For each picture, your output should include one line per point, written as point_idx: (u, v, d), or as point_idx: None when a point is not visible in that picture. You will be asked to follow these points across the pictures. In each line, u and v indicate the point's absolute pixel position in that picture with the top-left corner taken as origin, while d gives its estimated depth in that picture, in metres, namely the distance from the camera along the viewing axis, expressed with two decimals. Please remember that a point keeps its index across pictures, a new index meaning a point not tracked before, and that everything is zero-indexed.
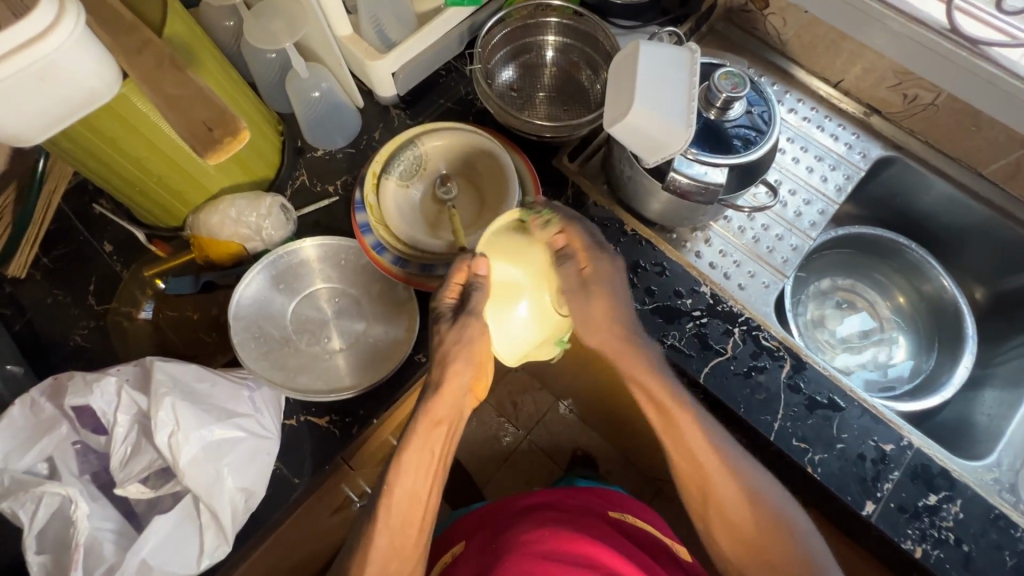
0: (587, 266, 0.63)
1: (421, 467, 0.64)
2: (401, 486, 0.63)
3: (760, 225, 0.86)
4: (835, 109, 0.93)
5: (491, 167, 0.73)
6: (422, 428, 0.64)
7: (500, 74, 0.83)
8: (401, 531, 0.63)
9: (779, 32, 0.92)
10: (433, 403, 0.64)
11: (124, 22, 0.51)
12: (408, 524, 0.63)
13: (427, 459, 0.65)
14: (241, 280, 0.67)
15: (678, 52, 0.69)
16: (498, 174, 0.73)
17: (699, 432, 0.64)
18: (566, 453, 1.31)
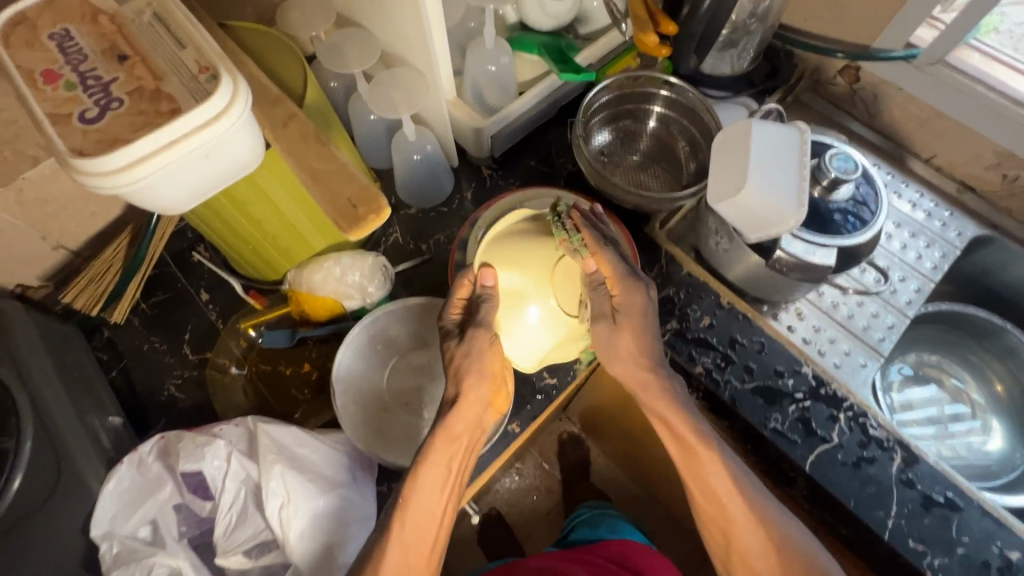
0: (618, 295, 0.61)
1: (439, 488, 0.58)
2: (422, 502, 0.57)
3: (854, 301, 0.83)
4: (926, 183, 0.92)
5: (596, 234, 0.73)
6: (439, 450, 0.58)
7: (594, 139, 0.83)
8: (415, 562, 0.57)
9: (869, 105, 0.92)
10: (453, 419, 0.59)
11: (273, 95, 0.54)
12: (421, 542, 0.57)
13: (449, 476, 0.59)
14: (343, 340, 0.66)
15: (788, 132, 0.69)
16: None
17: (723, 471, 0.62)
18: None
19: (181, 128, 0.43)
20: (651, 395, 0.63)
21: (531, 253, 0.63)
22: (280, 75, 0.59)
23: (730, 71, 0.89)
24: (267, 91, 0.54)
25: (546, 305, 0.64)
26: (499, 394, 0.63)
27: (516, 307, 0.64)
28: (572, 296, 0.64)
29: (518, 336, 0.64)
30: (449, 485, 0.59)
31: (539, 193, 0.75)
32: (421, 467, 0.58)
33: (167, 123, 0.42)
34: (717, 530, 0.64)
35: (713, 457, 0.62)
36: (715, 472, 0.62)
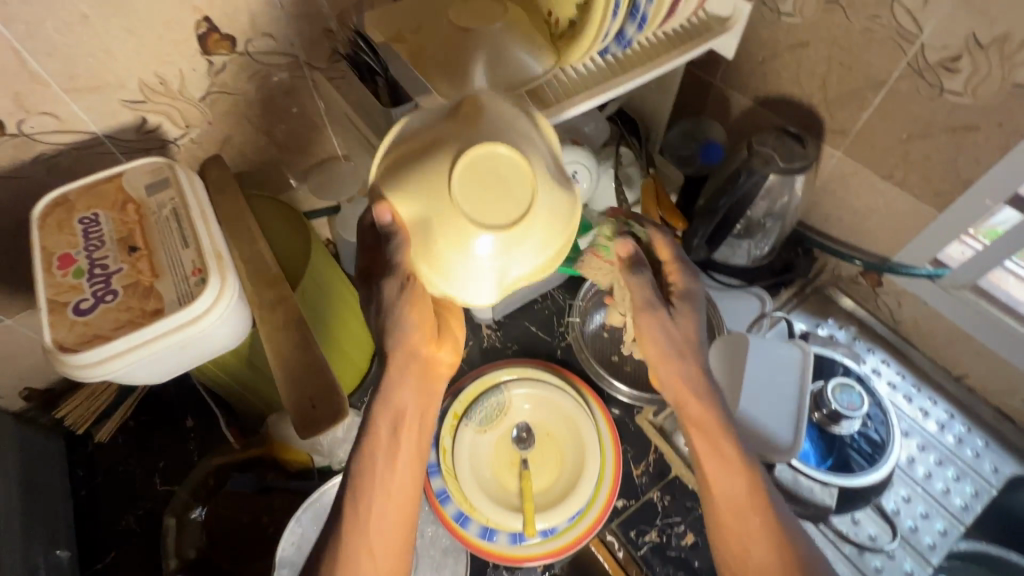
0: (677, 283, 0.60)
1: (409, 465, 0.56)
2: (396, 478, 0.55)
3: (866, 533, 0.74)
4: (957, 402, 0.84)
5: (576, 434, 0.72)
6: (386, 420, 0.56)
7: (591, 318, 0.84)
8: (393, 519, 0.54)
9: (893, 310, 0.88)
10: (398, 394, 0.56)
11: (270, 277, 0.57)
12: (402, 523, 0.54)
13: (408, 454, 0.57)
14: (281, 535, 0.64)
15: (790, 353, 0.68)
16: (580, 448, 0.71)
17: (727, 440, 0.57)
18: None
19: (159, 329, 0.45)
20: (676, 370, 0.58)
21: (432, 175, 0.44)
22: (286, 254, 0.65)
23: (745, 261, 0.88)
24: (265, 272, 0.58)
25: (460, 228, 0.43)
26: (438, 370, 0.60)
27: (433, 250, 0.46)
28: (484, 201, 0.43)
29: (454, 255, 0.45)
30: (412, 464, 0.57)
31: (521, 374, 0.76)
32: (373, 439, 0.55)
33: (143, 325, 0.45)
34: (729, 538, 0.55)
35: (711, 404, 0.58)
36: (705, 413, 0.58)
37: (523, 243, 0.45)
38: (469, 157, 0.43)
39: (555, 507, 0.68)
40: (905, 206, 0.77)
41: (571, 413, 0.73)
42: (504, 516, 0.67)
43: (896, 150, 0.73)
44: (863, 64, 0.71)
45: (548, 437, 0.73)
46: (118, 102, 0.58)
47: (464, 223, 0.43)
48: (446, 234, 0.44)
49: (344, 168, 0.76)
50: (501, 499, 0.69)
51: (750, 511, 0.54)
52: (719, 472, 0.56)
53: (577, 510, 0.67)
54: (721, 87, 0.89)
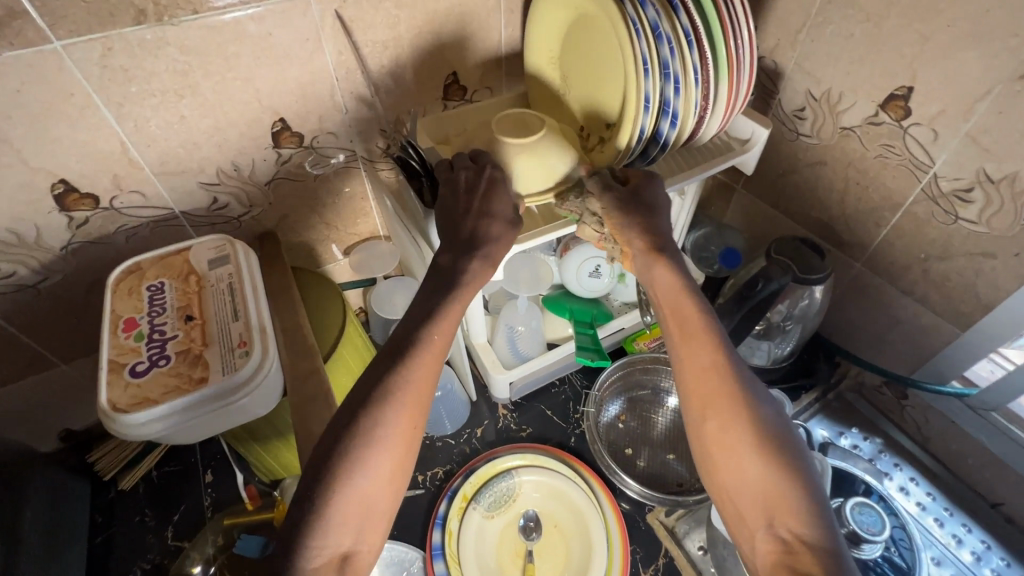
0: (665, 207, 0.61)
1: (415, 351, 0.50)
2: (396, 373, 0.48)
3: None
4: (995, 533, 0.79)
5: (583, 531, 0.71)
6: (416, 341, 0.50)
7: (608, 407, 0.84)
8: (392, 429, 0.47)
9: (920, 425, 0.86)
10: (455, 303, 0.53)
11: (304, 349, 0.62)
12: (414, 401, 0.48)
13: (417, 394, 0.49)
14: None
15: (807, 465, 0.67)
16: (586, 545, 0.70)
17: (717, 377, 0.52)
18: None
19: (202, 395, 0.49)
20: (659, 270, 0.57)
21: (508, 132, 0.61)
22: (320, 323, 0.69)
23: (763, 362, 0.89)
24: (301, 345, 0.62)
25: (554, 142, 0.62)
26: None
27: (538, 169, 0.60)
28: (530, 122, 0.63)
29: (543, 157, 0.61)
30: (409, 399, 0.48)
31: (536, 460, 0.76)
32: (394, 353, 0.49)
33: (188, 391, 0.49)
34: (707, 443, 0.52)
35: (708, 340, 0.54)
36: (696, 347, 0.54)
37: (546, 157, 0.60)
38: (517, 118, 0.63)
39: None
40: (926, 320, 0.77)
41: (581, 507, 0.73)
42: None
43: (915, 267, 0.75)
44: (879, 186, 0.75)
45: (555, 527, 0.72)
46: (196, 184, 0.66)
47: (530, 147, 0.60)
48: (526, 147, 0.60)
49: (384, 246, 0.82)
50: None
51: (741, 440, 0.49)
52: (701, 387, 0.52)
53: None
54: (743, 192, 0.94)
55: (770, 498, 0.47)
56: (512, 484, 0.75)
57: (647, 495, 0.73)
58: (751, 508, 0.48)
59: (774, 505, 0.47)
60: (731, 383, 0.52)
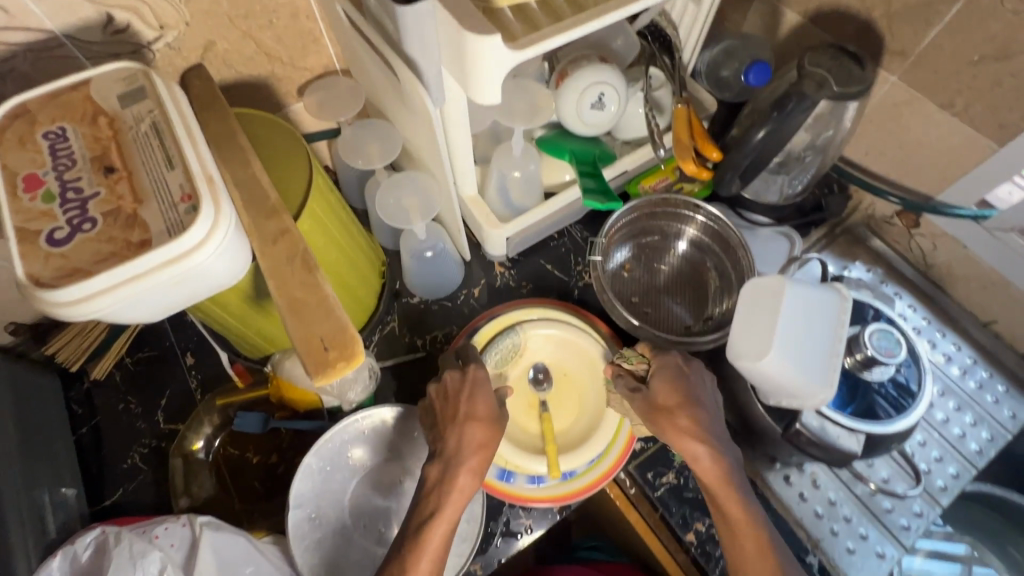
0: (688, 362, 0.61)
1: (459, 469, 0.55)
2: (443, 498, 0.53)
3: (880, 475, 0.74)
4: (981, 349, 0.82)
5: (594, 376, 0.70)
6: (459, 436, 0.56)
7: (614, 254, 0.78)
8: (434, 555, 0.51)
9: (926, 254, 0.84)
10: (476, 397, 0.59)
11: (268, 207, 0.51)
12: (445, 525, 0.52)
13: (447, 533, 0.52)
14: (299, 468, 0.61)
15: (825, 295, 0.63)
16: (599, 389, 0.69)
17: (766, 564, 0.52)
18: None
19: (149, 263, 0.40)
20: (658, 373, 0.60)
21: None
22: (281, 174, 0.57)
23: (776, 199, 0.82)
24: (264, 202, 0.52)
25: None
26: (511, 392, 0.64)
27: None
28: None
29: None
30: (441, 545, 0.51)
31: (543, 315, 0.72)
32: (414, 540, 0.51)
33: (129, 258, 0.39)
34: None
35: (760, 547, 0.53)
36: (746, 518, 0.53)
37: None
38: None
39: (579, 446, 0.66)
40: (958, 138, 0.71)
41: (587, 353, 0.71)
42: (529, 456, 0.65)
43: (962, 74, 0.66)
44: None
45: (565, 376, 0.71)
46: None
47: None
48: None
49: (343, 82, 0.67)
50: (523, 441, 0.67)
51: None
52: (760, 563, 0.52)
53: (597, 452, 0.66)
54: None
55: None
56: (517, 340, 0.72)
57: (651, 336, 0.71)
58: None
59: None
60: (769, 545, 0.53)
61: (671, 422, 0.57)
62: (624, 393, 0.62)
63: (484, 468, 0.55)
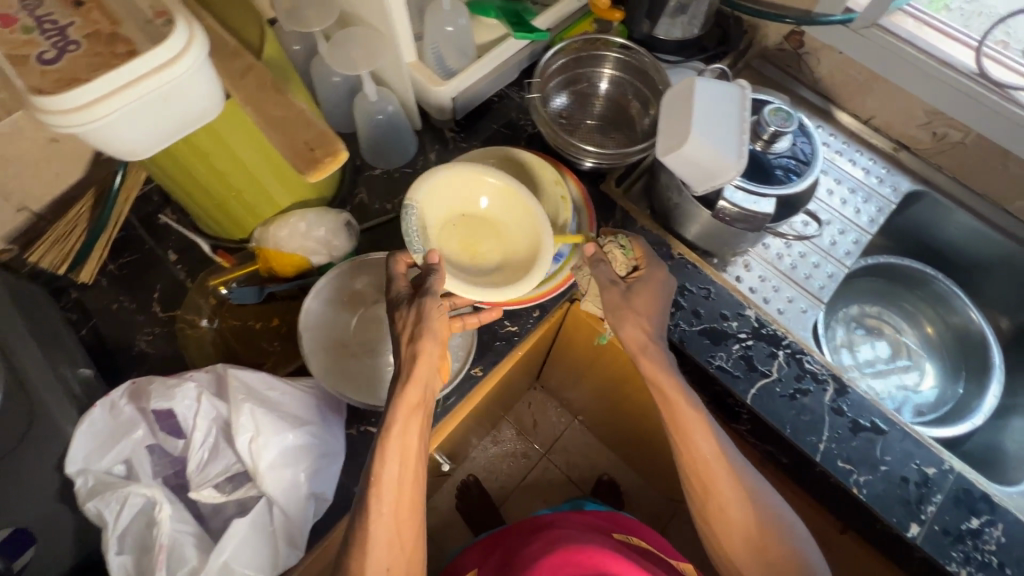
0: (640, 258, 0.72)
1: (398, 458, 0.60)
2: (383, 486, 0.60)
3: (797, 253, 0.89)
4: (865, 143, 0.98)
5: (514, 202, 0.70)
6: (399, 444, 0.60)
7: (552, 101, 0.86)
8: (387, 533, 0.59)
9: (813, 69, 0.97)
10: (408, 387, 0.61)
11: (231, 48, 0.56)
12: (401, 504, 0.60)
13: (404, 526, 0.60)
14: (309, 293, 0.70)
15: (730, 89, 0.73)
16: (523, 209, 0.70)
17: (713, 442, 0.65)
18: (594, 477, 1.61)
19: (141, 69, 0.45)
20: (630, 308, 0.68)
21: None
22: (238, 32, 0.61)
23: (681, 36, 0.92)
24: (224, 44, 0.56)
25: None
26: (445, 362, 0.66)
27: None
28: None
29: None
30: (400, 533, 0.60)
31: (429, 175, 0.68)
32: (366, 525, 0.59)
33: (122, 65, 0.44)
34: (711, 508, 0.65)
35: (695, 420, 0.65)
36: (693, 415, 0.66)
37: None
38: None
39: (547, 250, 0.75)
40: None
41: (499, 186, 0.70)
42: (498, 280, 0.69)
43: None
44: None
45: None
46: None
47: None
48: None
49: None
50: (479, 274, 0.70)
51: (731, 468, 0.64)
52: (701, 439, 0.65)
53: (563, 252, 0.76)
54: None
55: (708, 446, 0.65)
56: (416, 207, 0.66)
57: (595, 160, 0.81)
58: (710, 454, 0.64)
59: (712, 446, 0.65)
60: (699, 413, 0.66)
61: (632, 319, 0.68)
62: (602, 281, 0.70)
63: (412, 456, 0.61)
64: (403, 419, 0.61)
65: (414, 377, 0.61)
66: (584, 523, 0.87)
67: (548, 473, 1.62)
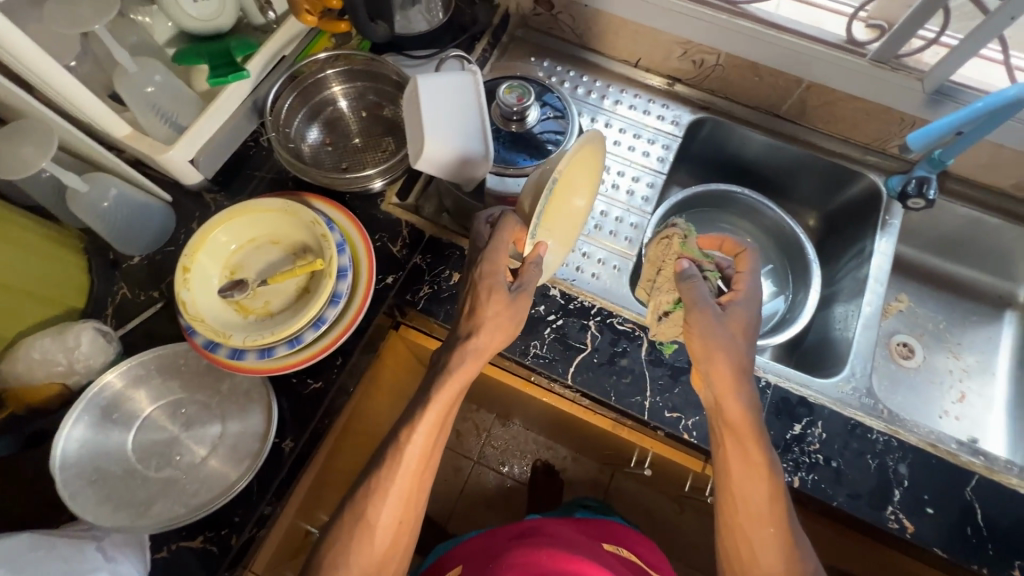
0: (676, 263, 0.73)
1: (427, 437, 0.62)
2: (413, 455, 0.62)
3: (599, 212, 0.90)
4: (643, 85, 0.99)
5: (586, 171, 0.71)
6: (431, 430, 0.62)
7: (305, 137, 0.81)
8: (390, 516, 0.61)
9: (572, 27, 0.96)
10: (451, 379, 0.62)
11: None
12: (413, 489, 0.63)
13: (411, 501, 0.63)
14: (59, 430, 0.62)
15: (461, 77, 0.70)
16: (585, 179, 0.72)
17: (752, 433, 0.62)
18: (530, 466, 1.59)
19: None
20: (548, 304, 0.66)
21: None
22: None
23: (427, 27, 0.88)
24: None
25: None
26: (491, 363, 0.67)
27: None
28: None
29: None
30: (409, 502, 0.63)
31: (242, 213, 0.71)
32: (376, 503, 0.61)
33: None
34: (742, 514, 0.62)
35: (738, 380, 0.62)
36: (741, 409, 0.62)
37: None
38: None
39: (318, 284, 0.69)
40: None
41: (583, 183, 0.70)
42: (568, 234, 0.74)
43: None
44: None
45: (242, 265, 0.72)
46: None
47: None
48: None
49: None
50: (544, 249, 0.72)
51: (771, 469, 0.61)
52: (753, 440, 0.62)
53: (340, 292, 0.69)
54: None
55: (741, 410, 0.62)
56: (230, 257, 0.71)
57: (383, 176, 0.79)
58: (737, 411, 0.62)
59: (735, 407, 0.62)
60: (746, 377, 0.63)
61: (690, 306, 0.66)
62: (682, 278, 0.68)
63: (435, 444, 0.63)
64: (439, 410, 0.62)
65: (453, 379, 0.62)
66: (576, 529, 0.85)
67: (484, 478, 1.58)
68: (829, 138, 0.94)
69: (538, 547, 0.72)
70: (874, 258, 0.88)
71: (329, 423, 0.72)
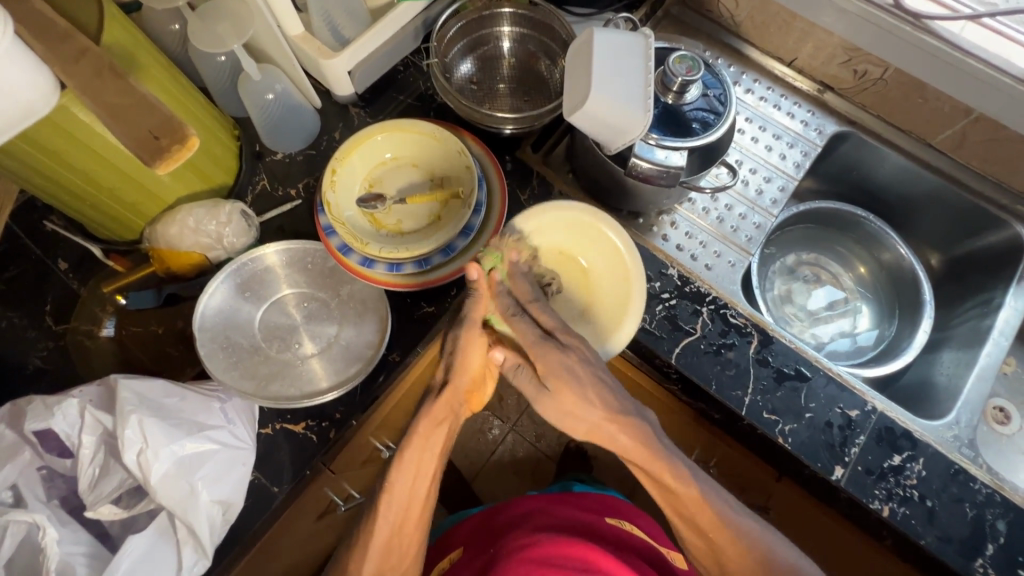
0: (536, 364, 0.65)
1: (415, 465, 0.64)
2: (395, 490, 0.63)
3: (723, 205, 0.89)
4: (790, 87, 0.96)
5: (600, 236, 0.73)
6: (413, 458, 0.64)
7: (458, 67, 0.83)
8: (383, 536, 0.63)
9: (732, 13, 0.93)
10: (434, 406, 0.66)
11: (58, 28, 0.46)
12: (408, 514, 0.64)
13: (402, 540, 0.64)
14: (205, 290, 0.68)
15: (632, 39, 0.69)
16: (611, 251, 0.72)
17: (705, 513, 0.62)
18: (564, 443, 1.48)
19: None
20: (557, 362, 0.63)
21: None
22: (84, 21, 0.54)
23: None
24: (48, 21, 0.46)
25: None
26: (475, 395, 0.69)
27: None
28: None
29: None
30: (401, 526, 0.64)
31: (377, 133, 0.72)
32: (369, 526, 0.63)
33: None
34: (700, 540, 0.63)
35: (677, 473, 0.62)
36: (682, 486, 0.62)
37: None
38: None
39: (450, 216, 0.72)
40: None
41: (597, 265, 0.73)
42: (615, 322, 0.71)
43: None
44: None
45: (381, 180, 0.74)
46: None
47: None
48: None
49: None
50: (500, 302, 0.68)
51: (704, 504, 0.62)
52: (678, 487, 0.62)
53: (473, 225, 0.70)
54: None
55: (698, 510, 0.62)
56: (369, 173, 0.74)
57: (514, 126, 0.78)
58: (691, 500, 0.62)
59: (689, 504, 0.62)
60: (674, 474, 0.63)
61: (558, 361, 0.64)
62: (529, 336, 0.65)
63: (422, 472, 0.65)
64: (421, 437, 0.65)
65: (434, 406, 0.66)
66: (576, 505, 0.75)
67: (517, 447, 1.47)
68: (978, 178, 0.89)
69: (535, 532, 0.65)
70: (1002, 311, 0.84)
71: (422, 359, 0.75)
